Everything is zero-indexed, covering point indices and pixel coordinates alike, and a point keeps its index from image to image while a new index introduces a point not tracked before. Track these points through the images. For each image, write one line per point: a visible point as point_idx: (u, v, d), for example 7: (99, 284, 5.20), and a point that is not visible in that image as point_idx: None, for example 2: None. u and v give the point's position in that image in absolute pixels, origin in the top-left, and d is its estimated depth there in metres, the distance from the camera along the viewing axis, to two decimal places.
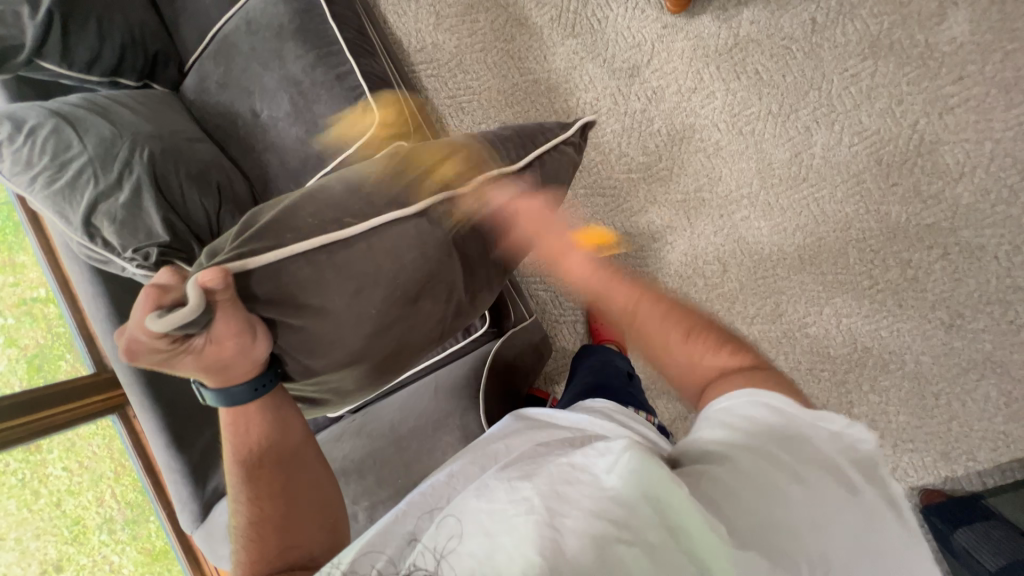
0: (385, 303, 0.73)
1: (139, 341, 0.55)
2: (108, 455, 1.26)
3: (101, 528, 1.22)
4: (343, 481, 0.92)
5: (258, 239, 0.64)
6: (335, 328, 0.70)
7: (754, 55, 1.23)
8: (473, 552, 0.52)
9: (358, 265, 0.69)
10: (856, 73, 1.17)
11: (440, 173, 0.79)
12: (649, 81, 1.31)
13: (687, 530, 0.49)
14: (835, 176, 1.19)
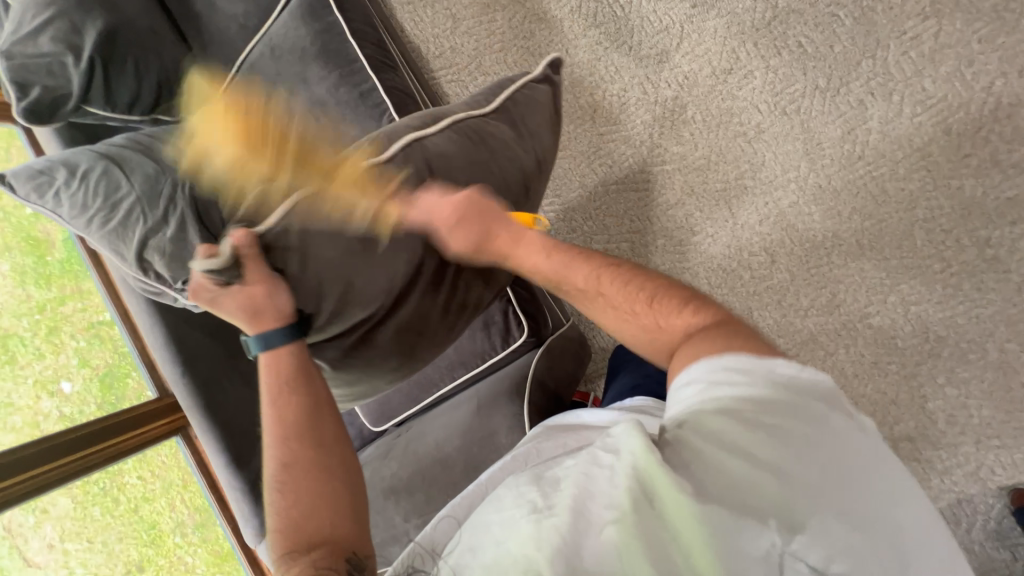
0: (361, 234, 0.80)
1: (203, 286, 0.75)
2: (176, 465, 1.33)
3: (175, 532, 1.32)
4: (394, 499, 0.94)
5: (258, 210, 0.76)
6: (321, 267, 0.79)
7: (796, 27, 1.14)
8: (484, 562, 0.49)
9: (341, 208, 0.79)
10: (917, 35, 1.06)
11: (413, 124, 0.90)
12: (681, 65, 1.23)
13: (670, 506, 0.47)
14: (896, 152, 1.09)
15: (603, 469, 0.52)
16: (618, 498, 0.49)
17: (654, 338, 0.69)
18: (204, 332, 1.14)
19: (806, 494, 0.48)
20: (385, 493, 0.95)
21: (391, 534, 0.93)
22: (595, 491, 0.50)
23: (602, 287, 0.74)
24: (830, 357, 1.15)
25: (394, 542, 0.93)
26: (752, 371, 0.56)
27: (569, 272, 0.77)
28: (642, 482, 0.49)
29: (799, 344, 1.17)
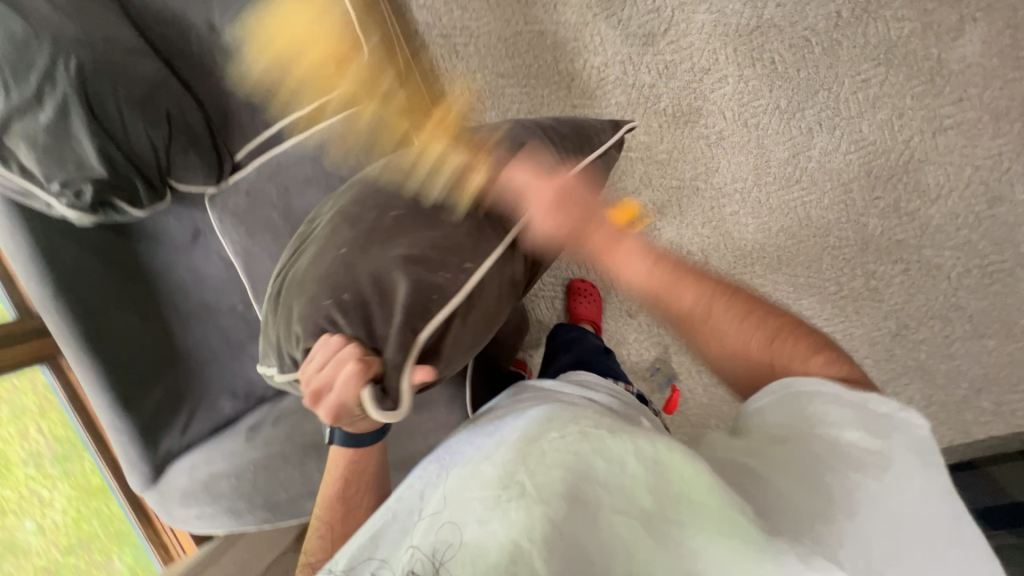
0: (396, 279, 0.68)
1: (344, 406, 0.62)
2: (30, 390, 1.11)
3: (27, 463, 1.09)
4: (316, 455, 0.90)
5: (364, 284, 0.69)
6: (340, 293, 0.68)
7: (773, 42, 1.17)
8: (468, 544, 0.48)
9: (478, 304, 0.74)
10: (867, 79, 1.15)
11: (518, 185, 0.80)
12: (664, 53, 1.22)
13: (705, 498, 0.50)
14: (826, 182, 1.20)
15: (588, 449, 0.54)
16: (631, 499, 0.51)
17: (749, 368, 0.72)
18: (84, 245, 0.97)
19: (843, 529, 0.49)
20: (305, 449, 0.90)
21: (309, 489, 0.90)
22: (591, 483, 0.51)
23: (715, 320, 0.75)
24: None
25: (312, 496, 0.90)
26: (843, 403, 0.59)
27: (680, 292, 0.78)
28: (664, 482, 0.51)
29: None
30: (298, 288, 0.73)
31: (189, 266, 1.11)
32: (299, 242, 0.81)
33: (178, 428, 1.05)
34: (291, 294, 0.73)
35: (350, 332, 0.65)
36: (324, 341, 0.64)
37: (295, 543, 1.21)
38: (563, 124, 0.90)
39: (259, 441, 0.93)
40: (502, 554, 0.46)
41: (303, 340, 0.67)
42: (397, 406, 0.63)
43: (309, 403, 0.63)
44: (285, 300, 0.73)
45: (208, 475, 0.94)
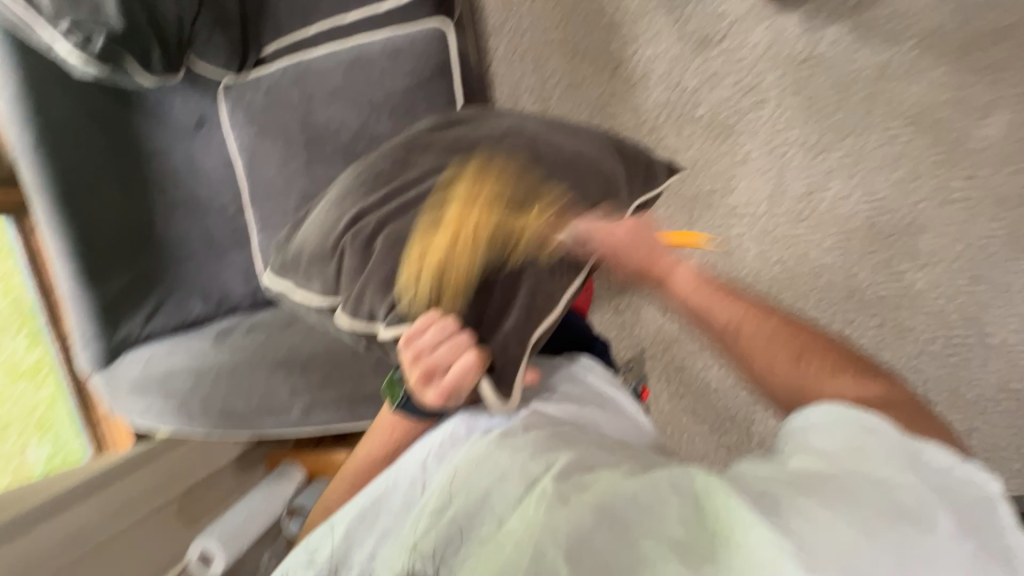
0: (519, 285, 0.67)
1: (456, 390, 0.62)
2: None
3: None
4: (285, 371, 0.85)
5: (458, 267, 0.65)
6: (455, 278, 0.65)
7: (819, 78, 1.18)
8: (489, 540, 0.53)
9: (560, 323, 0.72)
10: (894, 136, 1.17)
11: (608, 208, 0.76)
12: (713, 62, 1.22)
13: (716, 520, 0.48)
14: (831, 227, 1.23)
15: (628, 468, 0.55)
16: (659, 524, 0.49)
17: (808, 399, 0.66)
18: (80, 104, 0.92)
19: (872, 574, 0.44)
20: (276, 365, 0.85)
21: (269, 406, 0.85)
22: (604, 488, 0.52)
23: (747, 347, 0.70)
24: (703, 369, 1.35)
25: (270, 415, 0.85)
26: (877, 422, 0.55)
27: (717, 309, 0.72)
28: (701, 515, 0.49)
29: (688, 351, 1.36)
30: (404, 249, 0.67)
31: (187, 153, 1.04)
32: (390, 188, 0.72)
33: (140, 317, 0.99)
34: (393, 259, 0.67)
35: (461, 321, 0.65)
36: (440, 324, 0.63)
37: (235, 464, 1.17)
38: (637, 154, 0.87)
39: (228, 345, 0.89)
40: (522, 554, 0.50)
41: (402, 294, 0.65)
42: (502, 396, 0.64)
43: (416, 378, 0.63)
44: (383, 261, 0.67)
45: (165, 370, 0.90)
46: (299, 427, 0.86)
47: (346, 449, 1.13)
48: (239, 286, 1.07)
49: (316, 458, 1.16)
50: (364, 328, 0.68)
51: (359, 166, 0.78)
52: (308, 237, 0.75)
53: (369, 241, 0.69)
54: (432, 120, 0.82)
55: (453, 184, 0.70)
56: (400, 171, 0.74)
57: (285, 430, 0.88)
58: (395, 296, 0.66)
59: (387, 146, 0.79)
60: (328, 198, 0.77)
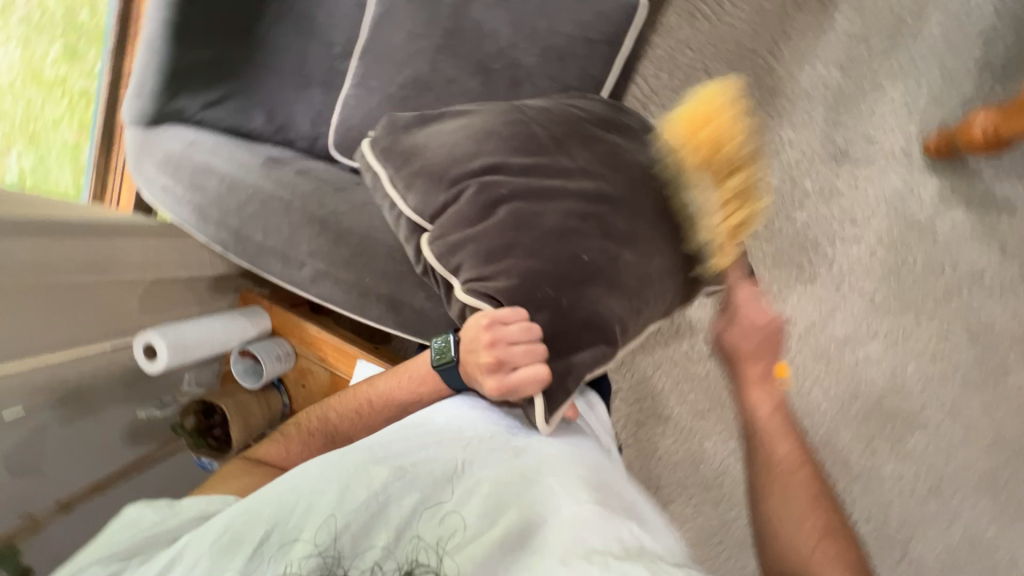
0: (600, 328, 0.63)
1: (513, 390, 0.60)
2: None
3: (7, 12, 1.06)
4: (314, 229, 0.80)
5: (560, 282, 0.62)
6: (555, 288, 0.62)
7: (920, 247, 1.16)
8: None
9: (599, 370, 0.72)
10: (949, 336, 1.17)
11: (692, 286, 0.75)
12: (838, 178, 1.19)
13: None
14: (845, 381, 1.23)
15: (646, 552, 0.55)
16: None
17: (785, 551, 0.64)
18: None
19: None
20: (309, 219, 0.81)
21: (284, 252, 0.82)
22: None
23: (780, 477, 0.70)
24: (659, 436, 1.38)
25: (280, 260, 0.83)
26: None
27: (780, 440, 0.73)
28: None
29: (656, 413, 1.38)
30: (524, 231, 0.63)
31: None
32: (536, 161, 0.67)
33: (202, 99, 0.95)
34: (509, 235, 0.63)
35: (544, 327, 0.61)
36: (526, 323, 0.60)
37: (210, 281, 1.15)
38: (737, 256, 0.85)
39: (273, 174, 0.85)
40: None
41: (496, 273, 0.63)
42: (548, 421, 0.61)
43: (482, 362, 0.60)
44: (499, 232, 0.63)
45: (202, 163, 0.86)
46: (300, 286, 0.84)
47: (318, 325, 1.11)
48: (303, 125, 1.02)
49: (286, 318, 1.13)
50: (443, 273, 0.67)
51: (507, 110, 0.71)
52: (430, 146, 0.69)
53: (491, 202, 0.64)
54: (590, 111, 0.76)
55: (591, 198, 0.66)
56: (549, 150, 0.69)
57: (283, 282, 0.85)
58: (492, 271, 0.62)
59: (542, 110, 0.73)
60: (467, 119, 0.71)
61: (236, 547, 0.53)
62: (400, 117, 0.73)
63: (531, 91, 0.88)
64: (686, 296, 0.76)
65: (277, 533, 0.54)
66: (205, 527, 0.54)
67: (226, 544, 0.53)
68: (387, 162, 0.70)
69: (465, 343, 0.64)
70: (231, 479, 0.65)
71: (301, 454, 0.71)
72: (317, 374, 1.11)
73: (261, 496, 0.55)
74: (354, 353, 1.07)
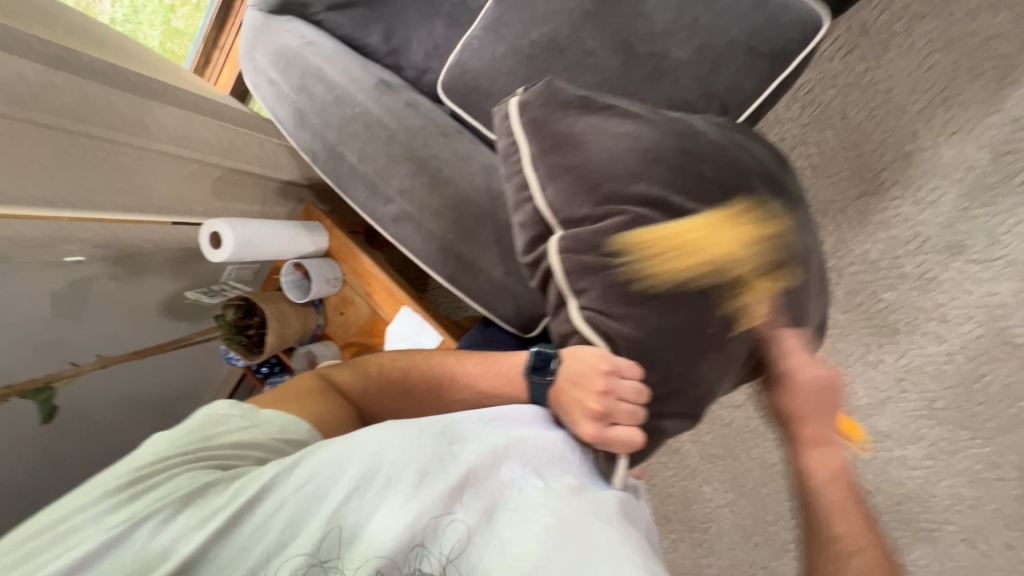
0: (690, 399, 0.64)
1: (604, 441, 0.62)
2: None
3: None
4: (411, 168, 0.77)
5: (678, 346, 0.61)
6: (670, 354, 0.62)
7: (1002, 367, 1.09)
8: None
9: None
10: (997, 464, 1.11)
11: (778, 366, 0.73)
12: (942, 271, 1.11)
13: None
14: (870, 473, 1.19)
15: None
16: None
17: None
18: None
19: None
20: (409, 156, 0.78)
21: (374, 182, 0.79)
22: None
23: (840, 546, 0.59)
24: (660, 464, 1.37)
25: (366, 188, 0.80)
26: None
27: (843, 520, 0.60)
28: None
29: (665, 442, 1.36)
30: (664, 283, 0.61)
31: None
32: (696, 207, 0.63)
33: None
34: (648, 283, 0.61)
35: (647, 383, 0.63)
36: (642, 387, 0.62)
37: (280, 182, 1.14)
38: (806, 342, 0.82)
39: (381, 98, 0.81)
40: None
41: (626, 318, 0.62)
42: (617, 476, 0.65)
43: (587, 405, 0.62)
44: (639, 275, 0.61)
45: (315, 66, 0.83)
46: (378, 220, 0.81)
47: (373, 259, 1.09)
48: (418, 54, 0.96)
49: (343, 243, 1.11)
50: (562, 288, 0.65)
51: (680, 135, 0.65)
52: (586, 144, 0.64)
53: (639, 241, 0.61)
54: (760, 160, 0.70)
55: (736, 270, 0.62)
56: (711, 198, 0.63)
57: (361, 211, 0.83)
58: (615, 315, 0.62)
59: (715, 145, 0.66)
60: (636, 127, 0.65)
61: (316, 502, 0.50)
62: (563, 93, 0.68)
63: (669, 88, 0.81)
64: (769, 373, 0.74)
65: (347, 497, 0.51)
66: (290, 463, 0.53)
67: (305, 497, 0.51)
68: (535, 141, 0.66)
69: (571, 375, 0.65)
70: (308, 399, 0.67)
71: (371, 395, 0.72)
72: (359, 307, 1.11)
73: (339, 451, 0.53)
74: (402, 298, 1.05)
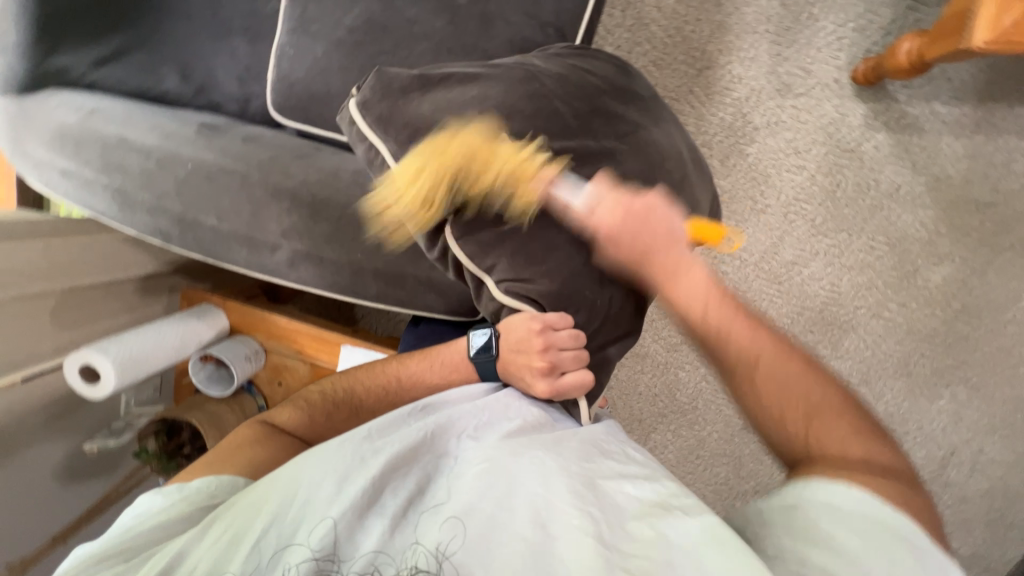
0: (622, 321, 0.67)
1: (560, 395, 0.62)
2: None
3: None
4: (283, 204, 0.69)
5: (595, 282, 0.63)
6: (591, 292, 0.63)
7: (850, 170, 1.30)
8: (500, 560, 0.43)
9: None
10: (873, 247, 1.34)
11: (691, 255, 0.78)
12: (782, 111, 1.27)
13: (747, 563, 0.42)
14: (794, 298, 1.38)
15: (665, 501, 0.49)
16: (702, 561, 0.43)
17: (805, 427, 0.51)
18: None
19: None
20: (275, 192, 0.69)
21: (249, 235, 0.70)
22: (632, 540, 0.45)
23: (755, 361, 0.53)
24: (637, 372, 1.47)
25: (244, 246, 0.71)
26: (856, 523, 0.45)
27: (733, 325, 0.53)
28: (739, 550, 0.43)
29: (634, 353, 1.46)
30: (559, 230, 0.62)
31: None
32: (564, 146, 0.62)
33: (92, 55, 0.76)
34: (547, 236, 0.61)
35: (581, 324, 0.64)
36: (575, 330, 0.62)
37: (138, 281, 0.96)
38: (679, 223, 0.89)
39: (214, 143, 0.71)
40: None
41: (539, 277, 0.61)
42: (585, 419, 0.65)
43: (533, 367, 0.60)
44: (535, 233, 0.61)
45: (114, 135, 0.69)
46: (274, 272, 0.73)
47: (287, 315, 0.99)
48: (231, 84, 0.85)
49: (245, 313, 0.99)
50: (473, 270, 0.63)
51: (524, 83, 0.63)
52: (438, 123, 0.61)
53: (526, 198, 0.60)
54: (605, 77, 0.69)
55: (620, 191, 0.63)
56: (572, 133, 0.63)
57: (248, 270, 0.74)
58: (531, 276, 0.61)
59: (557, 80, 0.65)
60: (479, 90, 0.62)
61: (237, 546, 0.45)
62: (396, 77, 0.63)
63: (505, 30, 0.79)
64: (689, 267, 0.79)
65: (276, 529, 0.45)
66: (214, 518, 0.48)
67: (227, 542, 0.45)
68: (388, 136, 0.61)
69: (512, 343, 0.63)
70: (245, 453, 0.58)
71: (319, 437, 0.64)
72: (296, 369, 1.01)
73: (264, 486, 0.49)
74: (337, 339, 0.97)
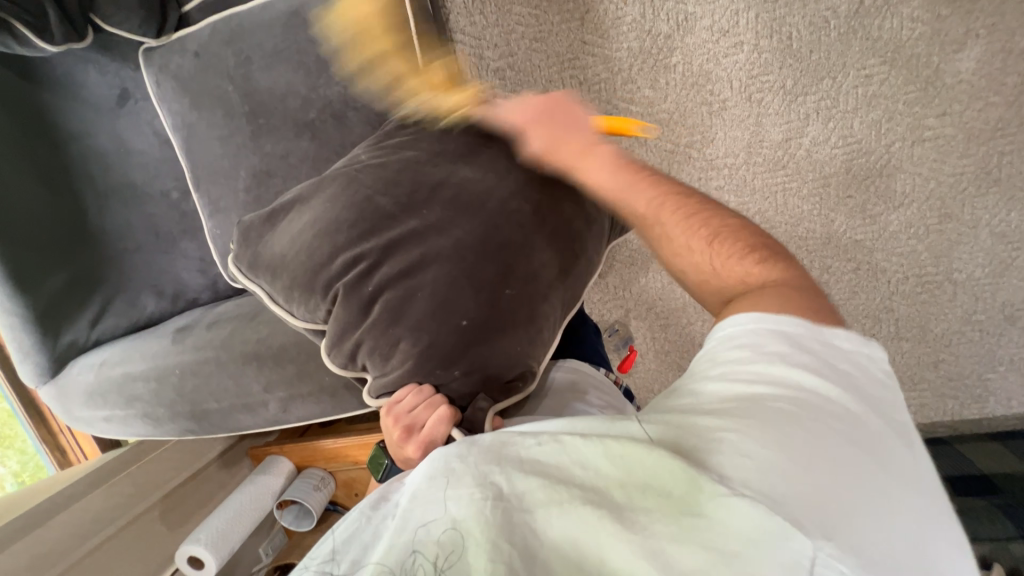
0: (504, 369, 0.63)
1: (432, 441, 0.59)
2: None
3: None
4: (254, 366, 0.77)
5: (449, 351, 0.61)
6: (449, 359, 0.61)
7: (794, 16, 1.12)
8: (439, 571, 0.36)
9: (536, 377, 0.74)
10: (870, 75, 1.14)
11: (572, 249, 0.69)
12: (687, 3, 1.15)
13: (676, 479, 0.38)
14: (808, 173, 1.21)
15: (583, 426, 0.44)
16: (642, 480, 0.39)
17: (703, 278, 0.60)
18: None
19: (815, 497, 0.37)
20: (245, 360, 0.78)
21: (244, 402, 0.79)
22: (548, 475, 0.40)
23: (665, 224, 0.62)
24: (687, 326, 1.35)
25: (245, 411, 0.80)
26: (798, 353, 0.47)
27: (635, 190, 0.63)
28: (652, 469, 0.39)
29: (671, 309, 1.35)
30: (398, 314, 0.61)
31: (112, 131, 0.93)
32: (383, 238, 0.62)
33: (84, 321, 0.90)
34: (390, 327, 0.61)
35: (458, 391, 0.62)
36: (416, 387, 0.61)
37: (218, 460, 1.10)
38: None
39: (189, 343, 0.82)
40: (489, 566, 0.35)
41: (398, 351, 0.61)
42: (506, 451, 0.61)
43: (397, 440, 0.60)
44: (376, 326, 0.62)
45: (121, 374, 0.83)
46: (278, 421, 0.81)
47: (331, 437, 1.08)
48: (194, 279, 0.98)
49: (300, 449, 1.10)
50: (353, 372, 0.66)
51: (344, 186, 0.66)
52: (287, 258, 0.65)
53: (365, 299, 0.62)
54: (428, 143, 0.70)
55: (454, 258, 0.62)
56: (397, 218, 0.63)
57: (263, 426, 0.83)
58: (394, 366, 0.62)
59: (372, 169, 0.67)
60: (309, 211, 0.66)
61: None
62: (251, 224, 0.69)
63: (357, 117, 0.84)
64: (586, 271, 0.72)
65: None
66: None
67: None
68: (258, 278, 0.67)
69: (386, 443, 0.64)
70: None
71: None
72: (362, 475, 1.10)
73: None
74: (377, 438, 1.04)
